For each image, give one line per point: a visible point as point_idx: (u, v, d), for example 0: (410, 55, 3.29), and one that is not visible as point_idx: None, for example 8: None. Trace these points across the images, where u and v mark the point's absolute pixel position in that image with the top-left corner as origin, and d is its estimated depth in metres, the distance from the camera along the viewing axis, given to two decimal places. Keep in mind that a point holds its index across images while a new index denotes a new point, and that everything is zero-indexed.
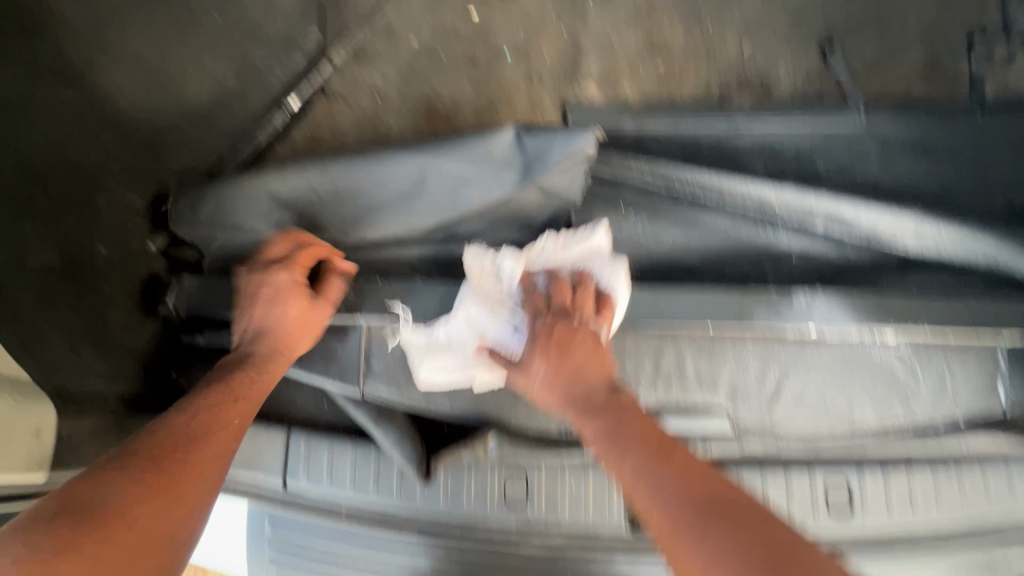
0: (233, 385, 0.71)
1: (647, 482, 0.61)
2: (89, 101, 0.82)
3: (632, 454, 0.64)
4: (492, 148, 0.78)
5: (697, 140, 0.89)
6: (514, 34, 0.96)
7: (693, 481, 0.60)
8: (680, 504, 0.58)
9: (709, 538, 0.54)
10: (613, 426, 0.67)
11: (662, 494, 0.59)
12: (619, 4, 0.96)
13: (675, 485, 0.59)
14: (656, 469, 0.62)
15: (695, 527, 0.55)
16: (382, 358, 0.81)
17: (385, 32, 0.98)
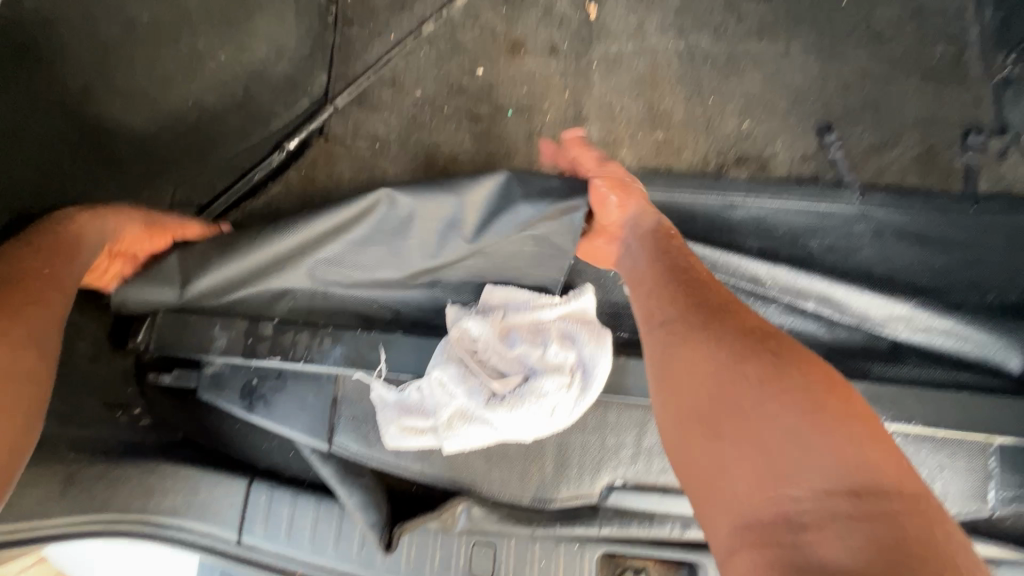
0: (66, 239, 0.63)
1: (666, 299, 0.64)
2: (84, 128, 0.69)
3: (661, 276, 0.68)
4: (480, 192, 0.75)
5: (692, 214, 0.89)
6: (517, 94, 0.96)
7: (714, 303, 0.61)
8: (692, 319, 0.60)
9: (717, 348, 0.55)
10: (653, 257, 0.71)
11: (679, 312, 0.61)
12: (623, 72, 0.97)
13: (690, 301, 0.62)
14: (681, 291, 0.64)
15: (702, 338, 0.57)
16: (355, 411, 0.79)
17: (390, 82, 0.99)
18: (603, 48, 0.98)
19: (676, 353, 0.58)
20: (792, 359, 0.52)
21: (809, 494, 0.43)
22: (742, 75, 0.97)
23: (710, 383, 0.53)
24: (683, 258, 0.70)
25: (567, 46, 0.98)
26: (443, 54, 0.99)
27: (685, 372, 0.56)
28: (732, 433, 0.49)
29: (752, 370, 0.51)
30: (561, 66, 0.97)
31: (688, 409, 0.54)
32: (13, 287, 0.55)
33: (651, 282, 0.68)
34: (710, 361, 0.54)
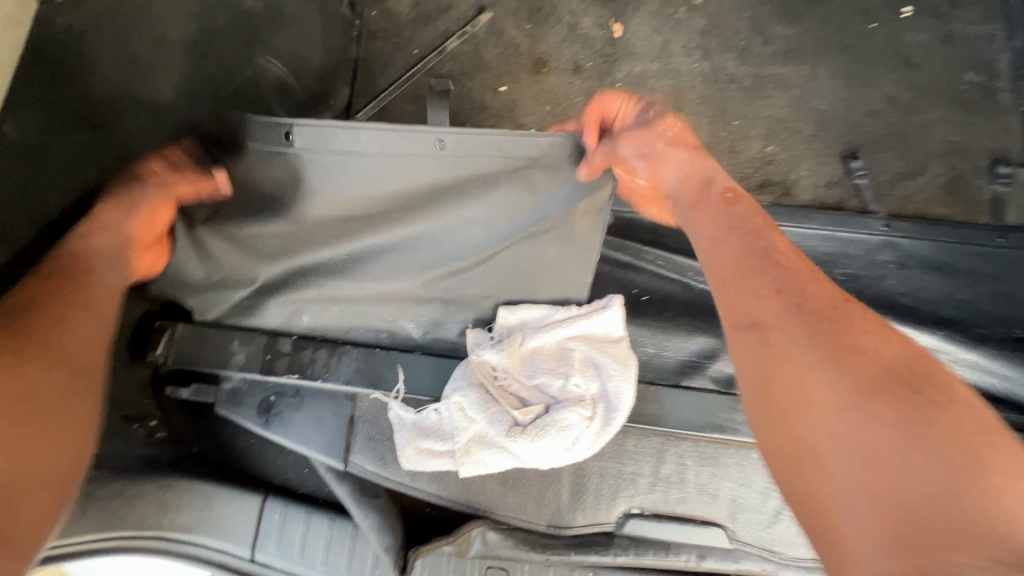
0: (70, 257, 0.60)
1: (769, 301, 0.55)
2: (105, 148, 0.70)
3: (759, 267, 0.58)
4: (490, 171, 0.66)
5: None
6: (539, 112, 0.96)
7: (827, 307, 0.53)
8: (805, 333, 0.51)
9: (841, 376, 0.47)
10: (744, 243, 0.62)
11: (788, 321, 0.53)
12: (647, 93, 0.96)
13: (802, 306, 0.53)
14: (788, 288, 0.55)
15: (819, 359, 0.49)
16: (371, 430, 0.78)
17: (413, 98, 0.98)
18: (627, 68, 0.98)
19: (784, 376, 0.50)
20: (941, 399, 0.44)
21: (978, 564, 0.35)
22: (767, 98, 0.96)
23: (830, 420, 0.46)
24: (783, 247, 0.60)
25: (591, 65, 0.98)
26: (466, 71, 0.98)
27: (798, 402, 0.48)
28: (858, 479, 0.42)
29: (887, 409, 0.44)
30: (585, 85, 0.97)
31: (805, 448, 0.47)
32: (39, 301, 0.54)
33: (743, 276, 0.58)
34: (830, 392, 0.47)
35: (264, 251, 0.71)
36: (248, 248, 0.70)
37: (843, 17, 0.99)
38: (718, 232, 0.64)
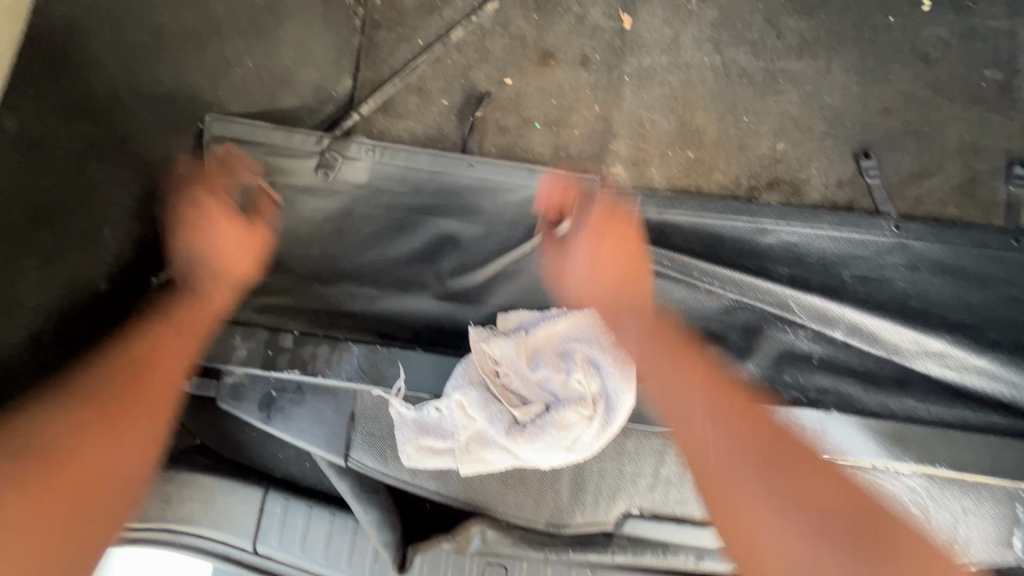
0: (175, 315, 0.77)
1: (667, 377, 0.73)
2: (108, 139, 0.71)
3: (656, 345, 0.75)
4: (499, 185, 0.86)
5: (721, 238, 0.86)
6: (545, 106, 0.94)
7: (713, 380, 0.73)
8: (713, 407, 0.71)
9: (744, 443, 0.67)
10: (628, 320, 0.79)
11: (695, 397, 0.72)
12: (655, 87, 0.94)
13: (707, 389, 0.72)
14: (685, 364, 0.74)
15: (720, 425, 0.69)
16: (372, 427, 0.78)
17: (417, 90, 0.96)
18: (636, 61, 0.95)
19: (697, 442, 0.69)
20: (805, 453, 0.67)
21: None
22: (779, 94, 0.93)
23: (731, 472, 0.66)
24: (649, 318, 0.79)
25: (599, 58, 0.95)
26: (471, 62, 0.96)
27: (713, 462, 0.67)
28: (764, 545, 0.60)
29: (778, 470, 0.65)
30: (592, 78, 0.95)
31: (725, 505, 0.64)
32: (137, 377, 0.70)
33: (648, 355, 0.75)
34: (726, 453, 0.68)
35: (301, 244, 0.84)
36: (290, 239, 0.84)
37: (861, 9, 0.96)
38: (608, 306, 0.80)
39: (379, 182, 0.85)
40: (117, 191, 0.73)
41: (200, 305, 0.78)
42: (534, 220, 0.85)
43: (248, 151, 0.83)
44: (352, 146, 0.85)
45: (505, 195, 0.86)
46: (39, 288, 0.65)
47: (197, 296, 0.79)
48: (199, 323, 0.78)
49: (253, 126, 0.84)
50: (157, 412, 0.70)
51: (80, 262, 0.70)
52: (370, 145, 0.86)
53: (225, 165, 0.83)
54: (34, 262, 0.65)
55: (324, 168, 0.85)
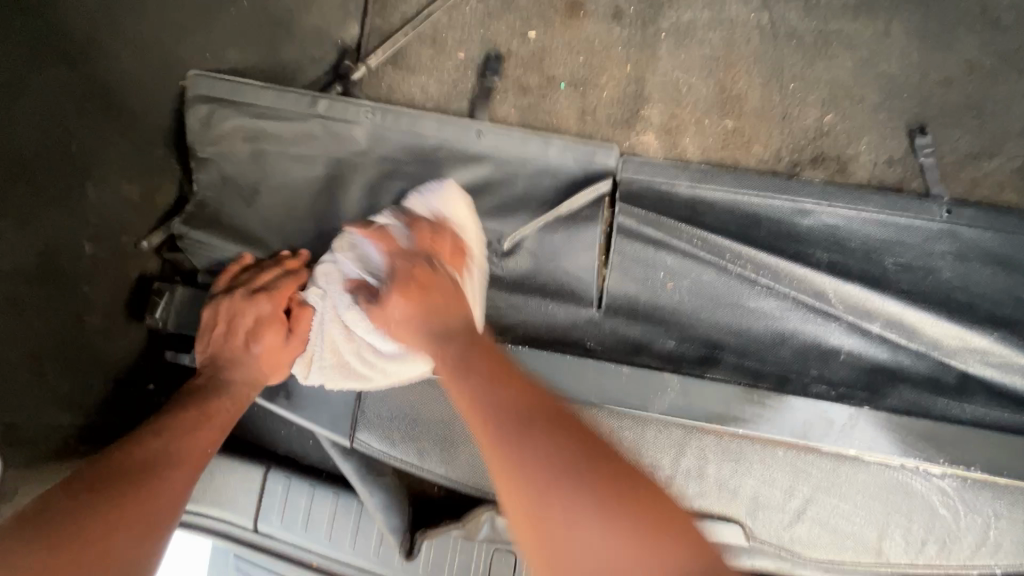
0: (209, 404, 0.64)
1: (532, 458, 0.48)
2: (87, 85, 0.64)
3: (507, 415, 0.51)
4: (515, 156, 0.79)
5: (758, 219, 0.80)
6: (572, 64, 0.85)
7: (588, 468, 0.47)
8: (581, 495, 0.45)
9: (603, 505, 0.45)
10: (489, 378, 0.56)
11: (562, 482, 0.46)
12: (694, 47, 0.85)
13: (581, 466, 0.47)
14: (565, 439, 0.49)
15: (590, 509, 0.45)
16: (380, 407, 0.74)
17: (431, 41, 0.87)
18: (674, 15, 0.86)
19: (551, 539, 0.45)
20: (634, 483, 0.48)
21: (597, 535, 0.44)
22: (831, 60, 0.85)
23: (593, 558, 0.43)
24: (526, 388, 0.54)
25: (633, 12, 0.86)
26: (492, 11, 0.87)
27: (557, 547, 0.44)
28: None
29: (639, 532, 0.44)
30: (625, 34, 0.85)
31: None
32: (200, 425, 0.60)
33: (504, 417, 0.51)
34: (597, 533, 0.44)
35: (301, 210, 0.77)
36: (287, 205, 0.77)
37: None
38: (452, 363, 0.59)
39: (388, 145, 0.77)
40: (99, 144, 0.67)
41: (234, 403, 0.66)
42: (547, 192, 0.79)
43: (236, 112, 0.75)
44: (350, 108, 0.77)
45: (519, 166, 0.79)
46: (17, 251, 0.59)
47: (232, 392, 0.66)
48: (228, 420, 0.64)
49: (238, 86, 0.75)
50: (194, 464, 0.57)
51: (62, 223, 0.64)
52: (370, 107, 0.77)
53: (210, 131, 0.75)
54: (9, 223, 0.59)
55: (320, 131, 0.77)
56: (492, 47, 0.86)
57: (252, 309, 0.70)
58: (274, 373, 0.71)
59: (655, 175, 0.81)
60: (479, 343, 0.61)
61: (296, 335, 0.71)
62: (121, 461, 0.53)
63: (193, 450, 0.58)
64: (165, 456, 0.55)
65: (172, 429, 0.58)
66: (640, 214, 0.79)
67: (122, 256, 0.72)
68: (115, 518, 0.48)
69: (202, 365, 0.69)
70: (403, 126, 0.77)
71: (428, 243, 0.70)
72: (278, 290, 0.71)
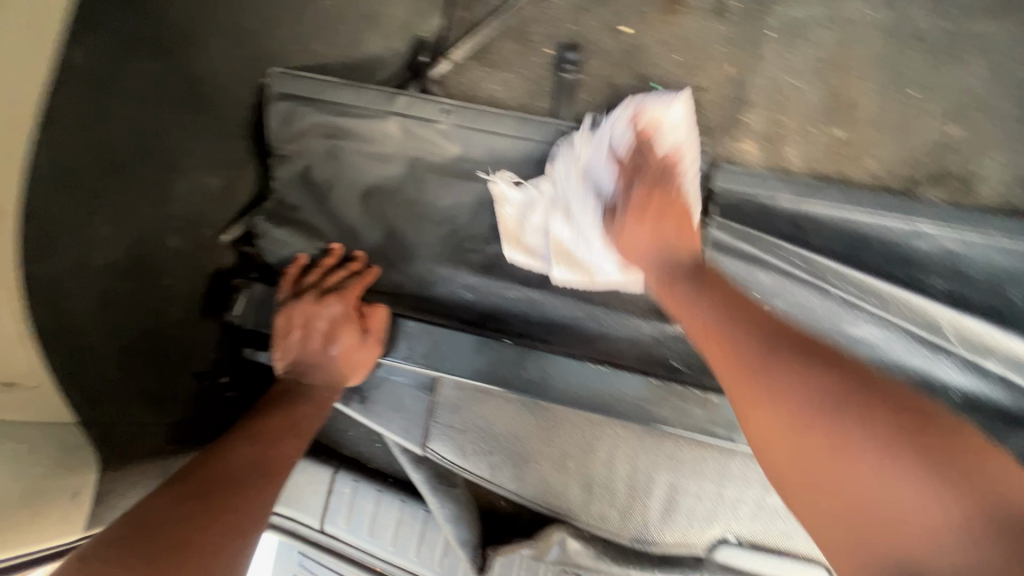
0: (293, 411, 0.63)
1: (812, 406, 0.44)
2: (179, 78, 0.63)
3: (790, 368, 0.46)
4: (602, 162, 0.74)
5: (868, 239, 0.73)
6: (667, 63, 0.79)
7: (914, 440, 0.40)
8: (898, 462, 0.40)
9: (926, 477, 0.39)
10: (746, 328, 0.51)
11: (864, 444, 0.41)
12: (805, 47, 0.78)
13: (897, 431, 0.41)
14: (874, 397, 0.43)
15: (892, 470, 0.40)
16: (450, 417, 0.73)
17: (518, 35, 0.82)
18: (784, 11, 0.79)
19: (850, 494, 0.41)
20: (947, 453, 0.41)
21: (907, 493, 0.40)
22: (961, 66, 0.76)
23: (905, 519, 0.40)
24: (767, 317, 0.52)
25: (738, 7, 0.79)
26: (584, 4, 0.82)
27: (851, 498, 0.42)
28: (899, 537, 0.39)
29: (972, 507, 0.38)
30: (727, 31, 0.79)
31: (885, 532, 0.40)
32: (285, 435, 0.59)
33: (781, 366, 0.47)
34: (910, 499, 0.40)
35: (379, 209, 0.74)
36: (363, 205, 0.74)
37: None
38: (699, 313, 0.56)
39: (474, 144, 0.73)
40: (186, 138, 0.66)
41: (317, 410, 0.65)
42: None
43: (316, 108, 0.73)
44: (428, 106, 0.73)
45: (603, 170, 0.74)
46: (111, 247, 0.59)
47: (317, 400, 0.66)
48: (311, 428, 0.63)
49: (319, 82, 0.73)
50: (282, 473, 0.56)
51: (150, 217, 0.64)
52: (447, 106, 0.73)
53: (288, 130, 0.73)
54: (103, 217, 0.58)
55: (396, 130, 0.73)
56: (583, 42, 0.81)
57: (324, 313, 0.70)
58: (353, 374, 0.70)
59: (755, 186, 0.75)
60: (731, 297, 0.56)
61: (371, 330, 0.69)
62: (210, 471, 0.51)
63: (279, 462, 0.56)
64: (252, 465, 0.54)
65: (259, 437, 0.57)
66: (736, 230, 0.74)
67: (203, 248, 0.71)
68: (208, 524, 0.46)
69: (283, 371, 0.69)
70: (485, 127, 0.73)
71: (653, 167, 0.69)
72: (345, 290, 0.70)
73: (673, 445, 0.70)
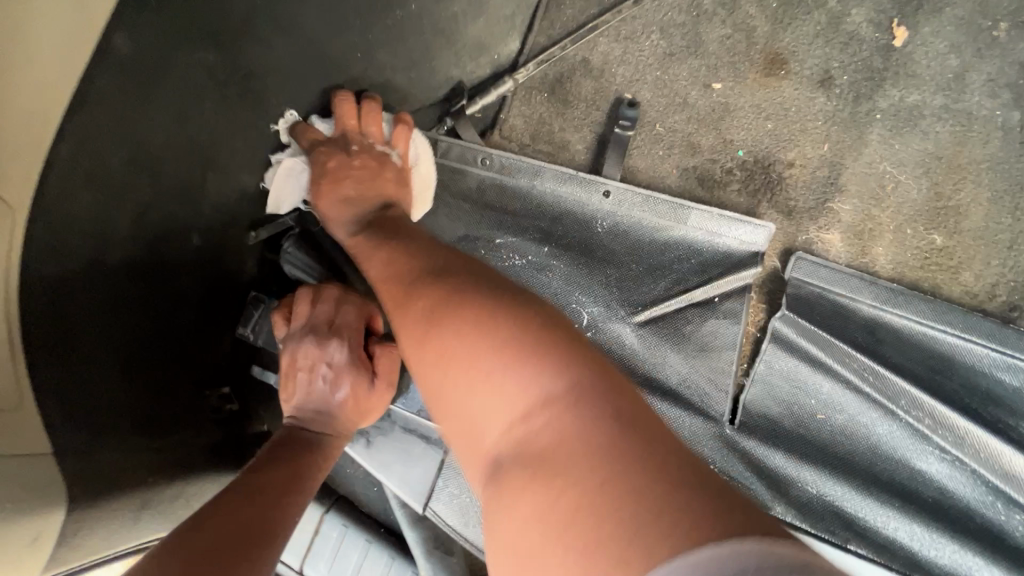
0: (299, 461, 0.56)
1: (439, 316, 0.41)
2: (231, 70, 0.57)
3: (429, 287, 0.44)
4: (645, 226, 0.68)
5: (953, 363, 0.64)
6: (756, 130, 0.72)
7: (537, 325, 0.38)
8: (574, 386, 0.35)
9: (569, 371, 0.35)
10: (420, 257, 0.49)
11: (456, 326, 0.39)
12: (915, 138, 0.70)
13: (504, 325, 0.37)
14: (526, 305, 0.40)
15: (518, 362, 0.36)
16: (455, 480, 0.66)
17: (598, 74, 0.76)
18: (897, 95, 0.71)
19: (479, 395, 0.37)
20: (515, 348, 0.37)
21: (523, 378, 0.35)
22: None
23: (551, 419, 0.34)
24: (427, 249, 0.51)
25: (846, 81, 0.71)
26: (675, 51, 0.74)
27: (485, 404, 0.36)
28: (524, 460, 0.34)
29: (567, 353, 0.36)
30: (830, 106, 0.71)
31: (525, 447, 0.34)
32: (290, 491, 0.53)
33: (425, 290, 0.44)
34: (517, 381, 0.36)
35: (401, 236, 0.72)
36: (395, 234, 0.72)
37: None
38: (382, 267, 0.52)
39: (521, 187, 0.71)
40: (227, 134, 0.60)
41: (324, 462, 0.59)
42: (675, 270, 0.67)
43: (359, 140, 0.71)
44: (467, 153, 0.72)
45: (645, 231, 0.68)
46: (125, 247, 0.54)
47: (326, 453, 0.60)
48: (315, 484, 0.57)
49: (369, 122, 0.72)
50: (282, 535, 0.49)
51: (173, 215, 0.58)
52: (486, 154, 0.72)
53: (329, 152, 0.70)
54: (123, 216, 0.53)
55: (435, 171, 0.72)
56: (667, 93, 0.74)
57: (327, 355, 0.62)
58: (360, 420, 0.64)
59: (834, 282, 0.67)
60: (433, 267, 0.46)
61: (379, 375, 0.64)
62: (206, 528, 0.44)
63: (279, 521, 0.49)
64: (252, 521, 0.47)
65: (260, 495, 0.51)
66: (807, 329, 0.66)
67: (222, 250, 0.66)
68: None
69: (287, 416, 0.62)
70: (524, 174, 0.71)
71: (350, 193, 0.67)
72: (346, 330, 0.64)
73: None
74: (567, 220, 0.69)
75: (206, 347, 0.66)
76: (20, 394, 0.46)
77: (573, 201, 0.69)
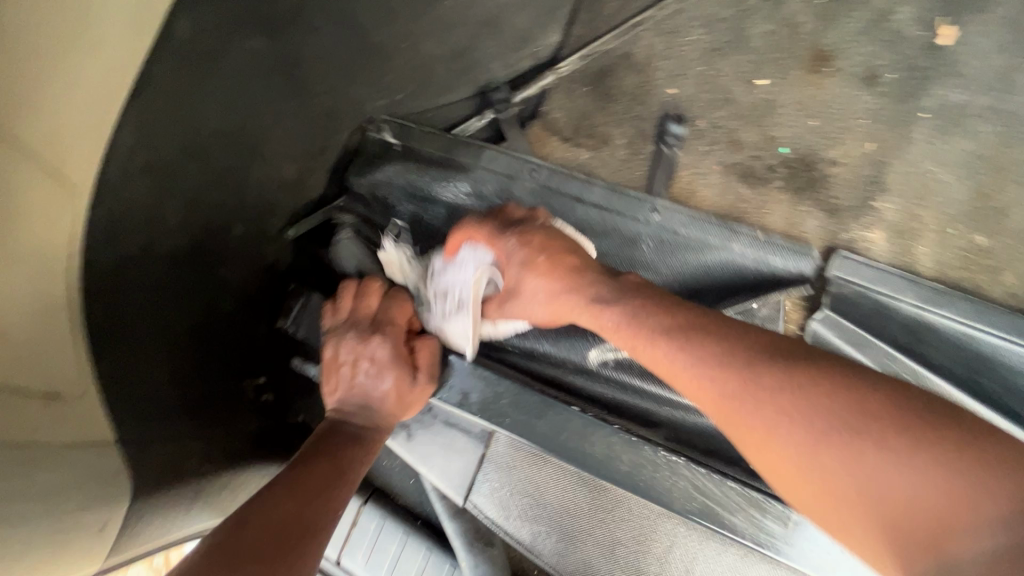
0: (342, 453, 0.56)
1: (780, 416, 0.38)
2: (281, 58, 0.56)
3: (744, 375, 0.41)
4: (697, 250, 0.64)
5: (994, 364, 0.62)
6: (799, 128, 0.72)
7: (891, 418, 0.35)
8: (1015, 486, 0.31)
9: (980, 472, 0.32)
10: (694, 331, 0.47)
11: (801, 430, 0.37)
12: (960, 137, 0.70)
13: (871, 423, 0.35)
14: (846, 390, 0.37)
15: (897, 454, 0.34)
16: (492, 474, 0.67)
17: (641, 70, 0.75)
18: (943, 94, 0.70)
19: (861, 501, 0.34)
20: (886, 445, 0.34)
21: (913, 480, 0.33)
22: None
23: (957, 519, 0.31)
24: (705, 321, 0.47)
25: (892, 79, 0.71)
26: (719, 46, 0.74)
27: (865, 500, 0.34)
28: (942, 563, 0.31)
29: (963, 452, 0.32)
30: (875, 104, 0.71)
31: (934, 540, 0.31)
32: (334, 483, 0.52)
33: (743, 383, 0.41)
34: (909, 483, 0.33)
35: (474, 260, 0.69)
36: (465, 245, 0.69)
37: None
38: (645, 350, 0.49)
39: (568, 201, 0.67)
40: (274, 121, 0.59)
41: (368, 454, 0.58)
42: (717, 288, 0.65)
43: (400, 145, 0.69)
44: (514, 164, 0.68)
45: (690, 253, 0.65)
46: (174, 235, 0.53)
47: (370, 445, 0.59)
48: (360, 475, 0.56)
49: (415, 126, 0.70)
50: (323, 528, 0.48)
51: (220, 202, 0.57)
52: (536, 165, 0.68)
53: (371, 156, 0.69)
54: (174, 203, 0.53)
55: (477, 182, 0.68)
56: (712, 89, 0.74)
57: (370, 349, 0.62)
58: (404, 414, 0.63)
59: (876, 281, 0.67)
60: (750, 354, 0.43)
61: (420, 369, 0.63)
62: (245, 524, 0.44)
63: (320, 514, 0.49)
64: (292, 516, 0.47)
65: (302, 488, 0.50)
66: (845, 329, 0.66)
67: (264, 239, 0.65)
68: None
69: (330, 409, 0.62)
70: (567, 191, 0.67)
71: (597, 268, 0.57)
72: (388, 326, 0.64)
73: (740, 560, 0.60)
74: (616, 238, 0.66)
75: (250, 338, 0.65)
76: (82, 381, 0.46)
77: (627, 220, 0.65)
